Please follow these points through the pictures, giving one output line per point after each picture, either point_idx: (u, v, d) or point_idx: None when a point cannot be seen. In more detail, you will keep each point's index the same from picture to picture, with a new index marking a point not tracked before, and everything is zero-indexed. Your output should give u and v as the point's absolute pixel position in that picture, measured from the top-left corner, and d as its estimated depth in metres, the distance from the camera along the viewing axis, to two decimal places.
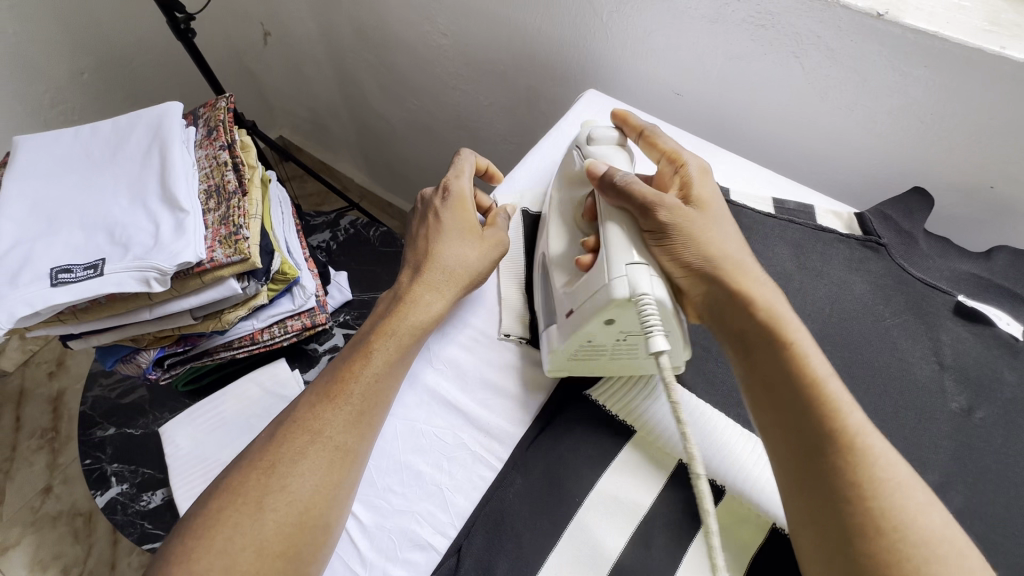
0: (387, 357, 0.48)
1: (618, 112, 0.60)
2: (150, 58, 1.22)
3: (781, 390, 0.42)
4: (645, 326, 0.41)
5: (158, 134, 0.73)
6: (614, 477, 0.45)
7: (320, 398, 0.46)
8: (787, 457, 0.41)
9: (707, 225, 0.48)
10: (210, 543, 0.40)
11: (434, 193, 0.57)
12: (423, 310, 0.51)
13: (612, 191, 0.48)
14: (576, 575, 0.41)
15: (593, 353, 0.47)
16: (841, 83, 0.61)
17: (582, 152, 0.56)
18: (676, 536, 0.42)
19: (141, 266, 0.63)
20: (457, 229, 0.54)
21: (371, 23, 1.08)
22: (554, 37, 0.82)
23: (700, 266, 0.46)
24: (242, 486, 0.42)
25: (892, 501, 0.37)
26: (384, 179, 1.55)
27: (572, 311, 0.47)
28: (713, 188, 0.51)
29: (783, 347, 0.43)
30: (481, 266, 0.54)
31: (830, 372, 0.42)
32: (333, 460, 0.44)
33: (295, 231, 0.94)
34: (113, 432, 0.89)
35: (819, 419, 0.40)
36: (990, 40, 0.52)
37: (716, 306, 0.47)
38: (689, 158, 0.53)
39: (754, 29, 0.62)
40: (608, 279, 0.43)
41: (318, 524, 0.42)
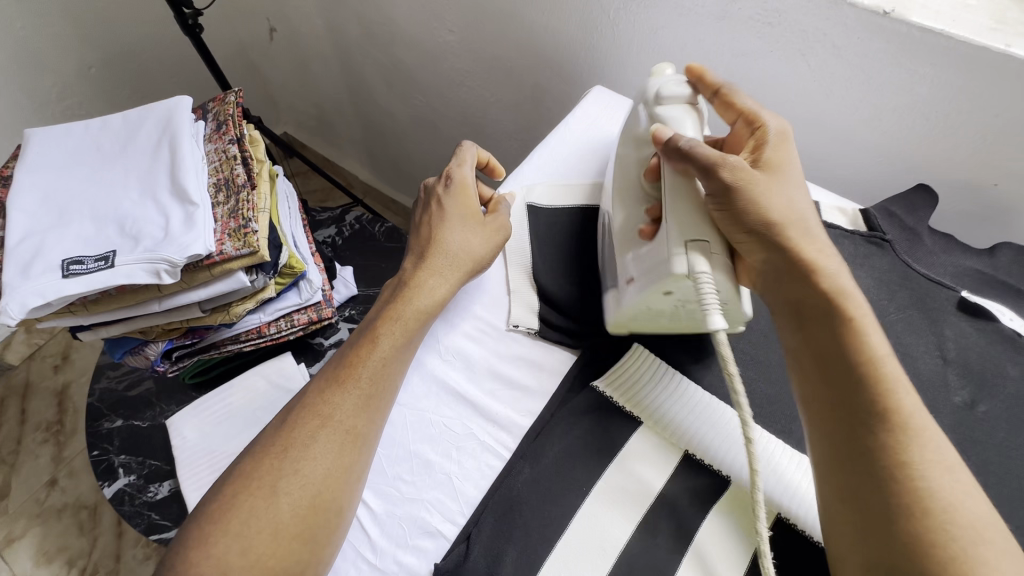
0: (394, 342, 0.49)
1: (693, 67, 0.55)
2: (157, 53, 1.23)
3: (835, 363, 0.43)
4: (702, 301, 0.43)
5: (167, 128, 0.74)
6: (621, 467, 0.46)
7: (329, 383, 0.47)
8: (830, 431, 0.41)
9: (774, 189, 0.47)
10: (225, 527, 0.40)
11: (437, 182, 0.58)
12: (428, 295, 0.52)
13: (677, 157, 0.48)
14: (585, 562, 0.42)
15: (654, 317, 0.50)
16: (846, 81, 0.62)
17: (649, 112, 0.54)
18: (683, 525, 0.43)
19: (152, 258, 0.64)
20: (460, 215, 0.55)
21: (377, 20, 1.08)
22: (560, 33, 0.82)
23: (764, 233, 0.46)
24: (255, 471, 0.43)
25: (932, 486, 0.37)
26: (388, 176, 1.55)
27: (631, 278, 0.49)
28: (791, 154, 0.50)
29: (846, 322, 0.43)
30: (485, 252, 0.55)
31: (889, 351, 0.42)
32: (343, 442, 0.44)
33: (301, 225, 0.94)
34: (121, 423, 0.90)
35: (871, 393, 0.41)
36: (996, 39, 0.53)
37: (770, 276, 0.47)
38: (768, 121, 0.51)
39: (761, 26, 0.63)
40: (670, 251, 0.45)
41: (331, 507, 0.42)
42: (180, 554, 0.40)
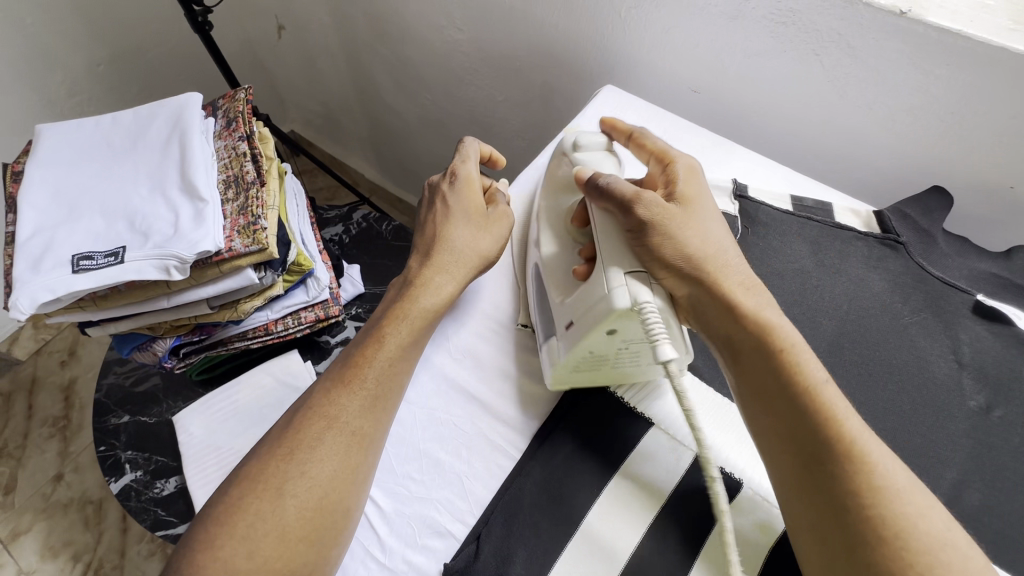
0: (400, 341, 0.49)
1: (607, 119, 0.59)
2: (166, 50, 1.23)
3: (776, 399, 0.42)
4: (651, 334, 0.41)
5: (177, 124, 0.74)
6: (630, 469, 0.45)
7: (335, 384, 0.46)
8: (784, 464, 0.41)
9: (688, 223, 0.47)
10: (233, 530, 0.40)
11: (442, 178, 0.57)
12: (434, 293, 0.51)
13: (597, 193, 0.48)
14: (595, 563, 0.41)
15: (596, 365, 0.46)
16: (861, 81, 0.61)
17: (572, 158, 0.55)
18: (694, 528, 0.43)
19: (161, 254, 0.64)
20: (465, 212, 0.54)
21: (386, 17, 1.08)
22: (571, 32, 0.82)
23: (681, 267, 0.46)
24: (262, 473, 0.42)
25: (892, 509, 0.37)
26: (394, 175, 1.55)
27: (571, 323, 0.46)
28: (701, 186, 0.51)
29: (776, 356, 0.43)
30: (490, 248, 0.54)
31: (825, 378, 0.42)
32: (348, 443, 0.44)
33: (309, 223, 0.94)
34: (127, 419, 0.90)
35: (815, 425, 0.40)
36: (1015, 39, 0.52)
37: (701, 307, 0.46)
38: (678, 158, 0.52)
39: (775, 26, 0.62)
40: (610, 285, 0.43)
41: (339, 509, 0.42)
42: (190, 553, 0.40)
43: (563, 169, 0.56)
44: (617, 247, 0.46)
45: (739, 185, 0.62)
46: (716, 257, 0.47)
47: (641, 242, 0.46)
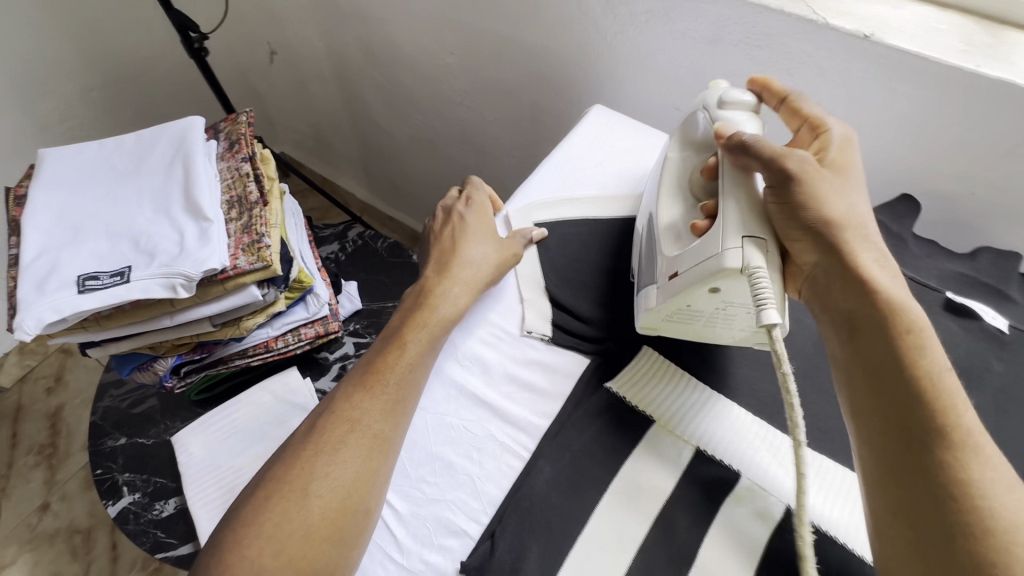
0: (419, 348, 0.51)
1: (757, 79, 0.58)
2: (160, 75, 1.25)
3: (895, 374, 0.42)
4: (757, 298, 0.43)
5: (180, 147, 0.76)
6: (635, 465, 0.47)
7: (357, 389, 0.49)
8: (881, 446, 0.41)
9: (830, 190, 0.48)
10: (258, 528, 0.42)
11: (456, 200, 0.63)
12: (450, 303, 0.54)
13: (739, 150, 0.50)
14: (606, 556, 0.43)
15: (688, 317, 0.51)
16: (831, 99, 0.66)
17: (712, 115, 0.56)
18: (697, 519, 0.45)
19: (168, 272, 0.65)
20: (480, 230, 0.60)
21: (379, 42, 1.12)
22: (559, 56, 0.86)
23: (814, 230, 0.46)
24: (285, 476, 0.44)
25: (998, 505, 0.37)
26: (385, 193, 1.58)
27: (675, 272, 0.49)
28: (856, 157, 0.52)
29: (900, 337, 0.42)
30: (500, 265, 0.58)
31: (948, 368, 0.42)
32: (370, 444, 0.46)
33: (307, 241, 0.96)
34: (125, 441, 0.89)
35: (933, 411, 0.40)
36: (967, 59, 0.57)
37: (821, 279, 0.47)
38: (832, 128, 0.53)
39: (750, 49, 0.68)
40: (725, 245, 0.45)
41: (361, 509, 0.44)
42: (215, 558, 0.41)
43: (699, 129, 0.57)
44: (750, 204, 0.48)
45: None
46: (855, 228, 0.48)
47: (779, 198, 0.47)
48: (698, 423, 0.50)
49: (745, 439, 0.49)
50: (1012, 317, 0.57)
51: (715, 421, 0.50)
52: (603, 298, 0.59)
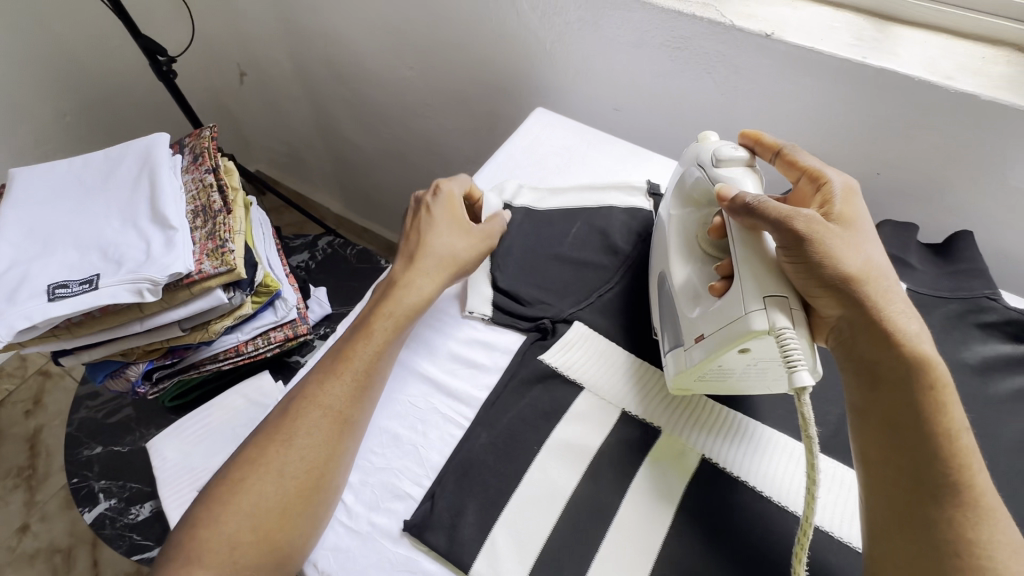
0: (386, 335, 0.55)
1: (749, 133, 0.60)
2: (132, 100, 1.29)
3: (914, 428, 0.43)
4: (788, 359, 0.42)
5: (146, 162, 0.80)
6: (566, 428, 0.52)
7: (327, 375, 0.52)
8: (891, 497, 0.43)
9: (845, 242, 0.47)
10: (230, 501, 0.46)
11: (426, 192, 0.64)
12: (416, 292, 0.58)
13: (744, 213, 0.49)
14: (537, 509, 0.48)
15: (722, 376, 0.50)
16: (747, 93, 0.72)
17: (710, 173, 0.55)
18: (620, 472, 0.49)
19: (135, 278, 0.69)
20: (446, 221, 0.61)
21: (341, 60, 1.18)
22: (506, 65, 0.92)
23: (838, 288, 0.46)
24: (259, 455, 0.48)
25: (1000, 562, 0.40)
26: (358, 206, 1.62)
27: (702, 335, 0.48)
28: (860, 208, 0.51)
29: (923, 397, 0.44)
30: (469, 255, 0.61)
31: (965, 427, 0.43)
32: (334, 426, 0.50)
33: (275, 249, 1.00)
34: (101, 450, 0.92)
35: (946, 471, 0.42)
36: (855, 52, 0.63)
37: (847, 332, 0.47)
38: (834, 177, 0.53)
39: (671, 51, 0.74)
40: (747, 306, 0.44)
41: (329, 485, 0.48)
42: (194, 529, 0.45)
43: (700, 181, 0.57)
44: (766, 264, 0.47)
45: (652, 184, 0.72)
46: (877, 279, 0.48)
47: (794, 257, 0.46)
48: (719, 446, 0.50)
49: (770, 457, 0.50)
50: (912, 282, 0.62)
51: (740, 442, 0.51)
52: (541, 281, 0.63)
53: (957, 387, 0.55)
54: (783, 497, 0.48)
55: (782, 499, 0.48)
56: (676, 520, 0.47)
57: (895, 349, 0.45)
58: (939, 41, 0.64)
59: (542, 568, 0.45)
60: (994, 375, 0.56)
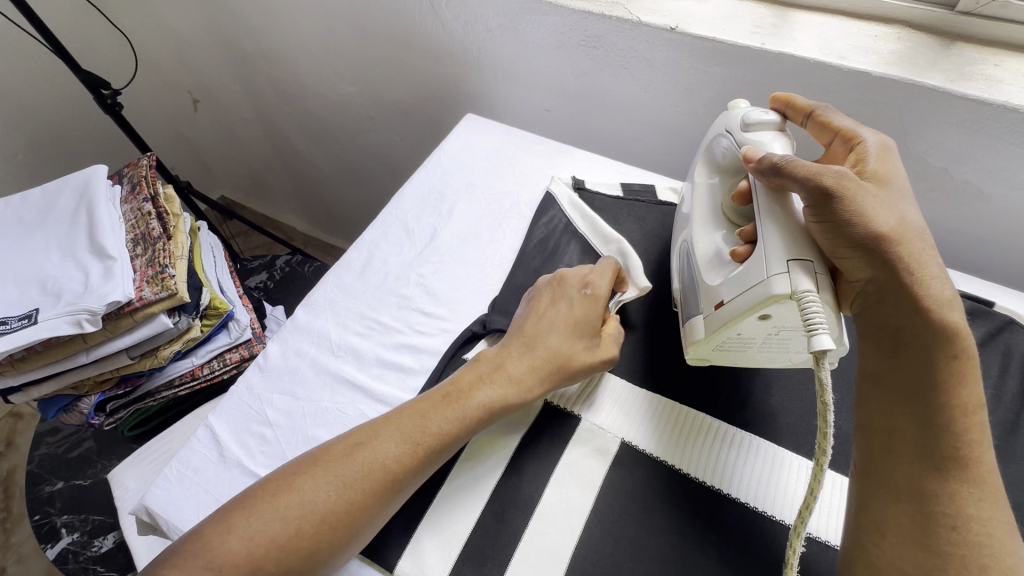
0: (479, 408, 0.49)
1: (779, 96, 0.57)
2: (82, 135, 1.29)
3: (929, 395, 0.40)
4: (808, 322, 0.41)
5: (84, 195, 0.81)
6: (491, 423, 0.53)
7: (406, 428, 0.47)
8: (892, 465, 0.40)
9: (878, 201, 0.44)
10: (259, 514, 0.41)
11: (575, 282, 0.57)
12: (517, 384, 0.51)
13: (771, 173, 0.48)
14: (462, 503, 0.49)
15: (741, 346, 0.49)
16: (662, 85, 0.74)
17: (739, 138, 0.55)
18: (543, 461, 0.51)
19: (72, 309, 0.69)
20: (578, 321, 0.54)
21: (285, 81, 1.19)
22: (439, 74, 0.95)
23: (870, 247, 0.43)
24: (308, 480, 0.43)
25: (997, 542, 0.37)
26: (323, 223, 1.63)
27: (723, 302, 0.48)
28: (897, 166, 0.48)
29: (942, 365, 0.40)
30: (582, 363, 0.53)
31: (982, 403, 0.40)
32: (385, 491, 0.44)
33: (228, 271, 1.01)
34: (62, 485, 0.92)
35: (955, 444, 0.39)
36: (754, 39, 0.65)
37: (875, 296, 0.44)
38: (868, 136, 0.50)
39: (588, 50, 0.76)
40: (770, 271, 0.44)
41: (351, 541, 0.43)
42: (217, 527, 0.41)
43: (728, 146, 0.57)
44: (789, 225, 0.46)
45: (576, 180, 0.73)
46: (913, 238, 0.44)
47: (820, 217, 0.44)
48: (722, 458, 0.50)
49: (755, 464, 0.49)
50: None
51: (729, 451, 0.50)
52: (469, 284, 0.65)
53: None
54: (755, 500, 0.47)
55: (755, 503, 0.47)
56: (597, 504, 0.48)
57: (926, 315, 0.41)
58: (835, 23, 0.66)
59: (469, 561, 0.46)
60: None
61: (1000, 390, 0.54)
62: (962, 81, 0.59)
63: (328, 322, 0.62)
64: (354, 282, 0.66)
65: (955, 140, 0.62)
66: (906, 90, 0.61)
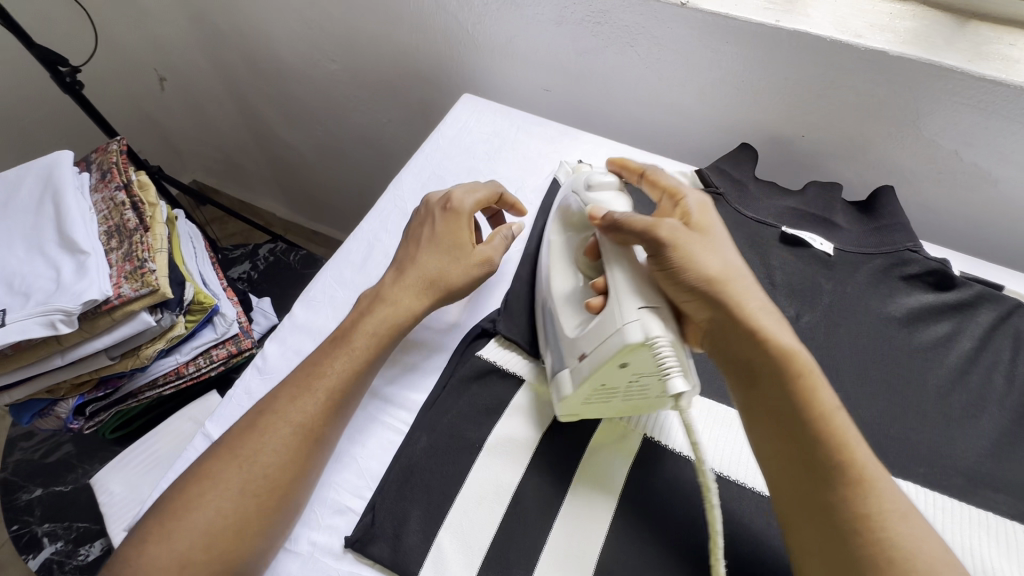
0: (364, 345, 0.51)
1: (613, 160, 0.60)
2: (40, 117, 1.19)
3: (796, 419, 0.44)
4: (662, 368, 0.42)
5: (49, 184, 0.75)
6: (508, 423, 0.51)
7: (298, 391, 0.48)
8: (793, 485, 0.43)
9: (706, 248, 0.48)
10: (184, 514, 0.42)
11: (438, 202, 0.58)
12: (392, 302, 0.53)
13: (614, 229, 0.50)
14: (483, 508, 0.47)
15: (606, 398, 0.48)
16: (671, 64, 0.71)
17: (581, 199, 0.56)
18: (562, 462, 0.49)
19: (44, 309, 0.63)
20: (439, 239, 0.56)
21: (262, 57, 1.12)
22: (432, 51, 0.89)
23: (704, 293, 0.46)
24: (223, 467, 0.44)
25: (897, 536, 0.39)
26: (304, 209, 1.57)
27: (584, 354, 0.47)
28: (715, 220, 0.51)
29: (792, 386, 0.45)
30: (456, 280, 0.55)
31: (838, 407, 0.44)
32: (308, 443, 0.47)
33: (209, 262, 0.95)
34: (41, 492, 0.86)
35: (828, 452, 0.43)
36: (769, 16, 0.63)
37: (720, 334, 0.47)
38: (688, 194, 0.53)
39: (592, 26, 0.72)
40: (624, 319, 0.44)
41: (291, 501, 0.45)
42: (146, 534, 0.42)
43: (574, 208, 0.57)
44: (636, 276, 0.47)
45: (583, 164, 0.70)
46: (737, 279, 0.48)
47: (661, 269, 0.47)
48: None
49: None
50: (842, 242, 0.63)
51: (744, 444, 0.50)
52: None
53: (885, 339, 0.57)
54: (727, 468, 0.50)
55: None
56: (621, 502, 0.47)
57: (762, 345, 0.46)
58: None
59: (492, 567, 0.44)
60: (917, 325, 0.58)
61: (1011, 374, 0.54)
62: (980, 61, 0.58)
63: (328, 319, 0.59)
64: (355, 276, 0.62)
65: (969, 122, 0.61)
66: (922, 71, 0.59)
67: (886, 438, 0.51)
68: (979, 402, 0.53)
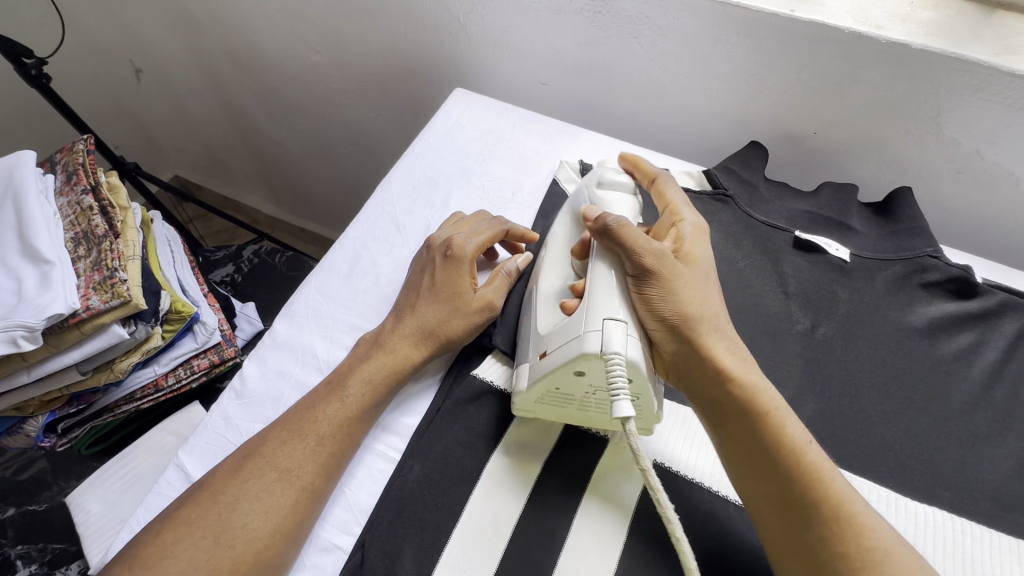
0: (361, 393, 0.48)
1: (629, 156, 0.58)
2: (8, 112, 1.13)
3: (761, 456, 0.41)
4: (612, 388, 0.40)
5: (9, 188, 0.69)
6: (507, 448, 0.48)
7: (287, 435, 0.45)
8: (774, 525, 0.40)
9: (689, 280, 0.46)
10: (155, 567, 0.39)
11: (439, 245, 0.54)
12: (391, 352, 0.50)
13: (603, 236, 0.47)
14: (481, 546, 0.43)
15: (562, 402, 0.46)
16: (676, 57, 0.67)
17: (590, 193, 0.54)
18: (568, 492, 0.45)
19: (3, 326, 0.58)
20: (438, 288, 0.52)
21: (242, 48, 1.06)
22: (423, 42, 0.84)
23: (677, 324, 0.44)
24: (200, 515, 0.41)
25: (887, 573, 0.36)
26: (290, 206, 1.51)
27: (545, 352, 0.45)
28: (707, 249, 0.49)
29: (761, 423, 0.41)
30: (461, 331, 0.51)
31: (808, 441, 0.41)
32: (297, 497, 0.43)
33: (188, 267, 0.90)
34: (13, 512, 0.82)
35: (801, 487, 0.39)
36: (782, 6, 0.59)
37: (688, 369, 0.45)
38: (687, 216, 0.51)
39: (592, 16, 0.68)
40: (586, 327, 0.43)
41: (273, 562, 0.41)
42: None
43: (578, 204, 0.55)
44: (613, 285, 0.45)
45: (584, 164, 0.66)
46: (712, 316, 0.46)
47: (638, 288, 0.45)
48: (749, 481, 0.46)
49: None
50: (857, 247, 0.60)
51: None
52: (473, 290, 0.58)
53: (905, 352, 0.53)
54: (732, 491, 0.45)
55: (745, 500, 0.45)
56: (630, 537, 0.43)
57: (729, 381, 0.43)
58: None
59: None
60: (939, 337, 0.54)
61: None
62: (1008, 55, 0.54)
63: (312, 335, 0.55)
64: (340, 287, 0.58)
65: (994, 120, 0.57)
66: (946, 65, 0.55)
67: (909, 460, 0.48)
68: (1006, 420, 0.50)
